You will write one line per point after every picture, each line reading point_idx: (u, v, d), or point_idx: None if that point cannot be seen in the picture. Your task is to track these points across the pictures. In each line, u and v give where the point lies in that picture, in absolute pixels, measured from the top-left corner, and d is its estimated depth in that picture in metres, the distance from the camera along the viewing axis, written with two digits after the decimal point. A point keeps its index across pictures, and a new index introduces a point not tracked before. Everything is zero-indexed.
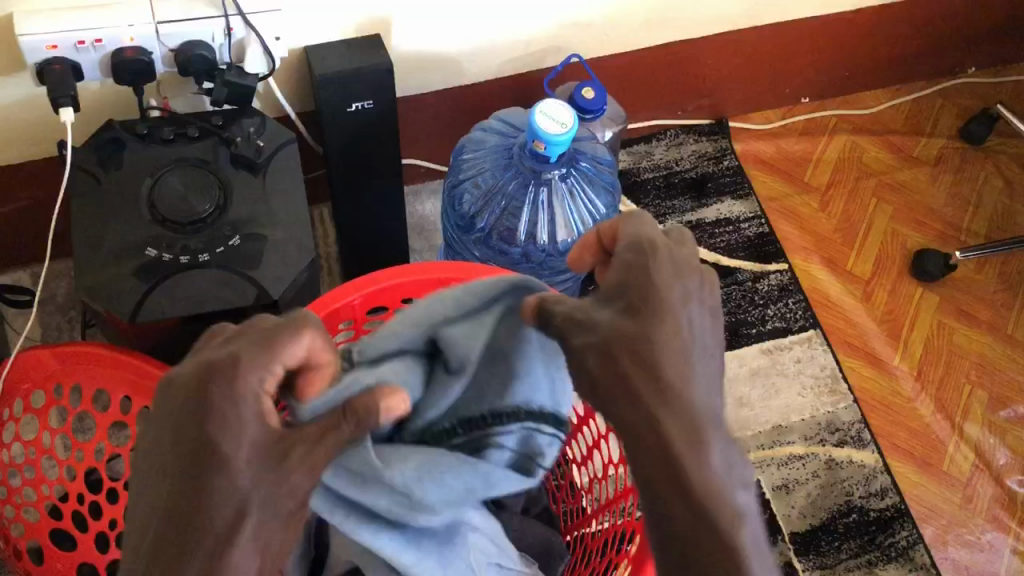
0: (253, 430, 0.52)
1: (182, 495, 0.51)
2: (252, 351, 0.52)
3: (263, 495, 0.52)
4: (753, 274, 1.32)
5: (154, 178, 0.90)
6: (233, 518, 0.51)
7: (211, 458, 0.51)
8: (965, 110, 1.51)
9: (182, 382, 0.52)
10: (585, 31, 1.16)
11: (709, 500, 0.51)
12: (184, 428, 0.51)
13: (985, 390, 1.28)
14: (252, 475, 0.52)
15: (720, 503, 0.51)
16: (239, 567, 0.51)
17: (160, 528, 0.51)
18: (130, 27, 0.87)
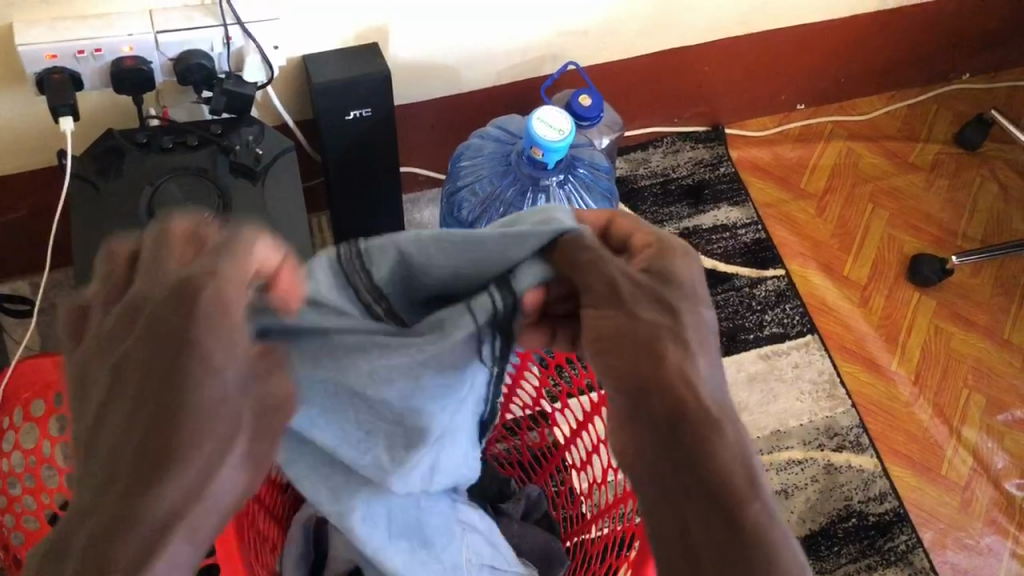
0: (240, 338, 0.48)
1: (155, 432, 0.45)
2: (224, 264, 0.49)
3: (250, 406, 0.48)
4: (751, 280, 1.32)
5: (153, 187, 0.91)
6: (223, 424, 0.46)
7: (190, 387, 0.45)
8: (960, 115, 1.52)
9: (159, 297, 0.48)
10: (582, 39, 1.16)
11: (748, 503, 0.48)
12: (161, 360, 0.46)
13: (983, 393, 1.29)
14: (237, 377, 0.48)
15: (750, 506, 0.48)
16: (226, 481, 0.46)
17: (135, 448, 0.45)
18: (129, 36, 0.88)
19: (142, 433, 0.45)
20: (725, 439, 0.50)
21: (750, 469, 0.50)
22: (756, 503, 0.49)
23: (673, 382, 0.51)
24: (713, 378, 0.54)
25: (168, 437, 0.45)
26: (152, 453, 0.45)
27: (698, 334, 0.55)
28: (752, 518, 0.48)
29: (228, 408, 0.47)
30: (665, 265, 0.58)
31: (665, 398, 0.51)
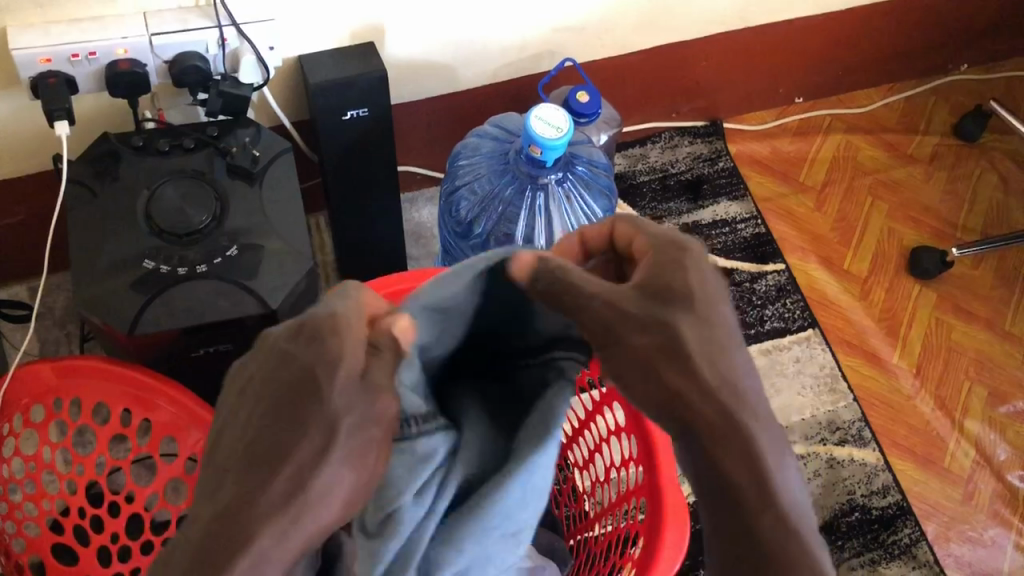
0: (349, 362, 0.45)
1: (267, 433, 0.44)
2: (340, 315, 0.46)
3: (350, 424, 0.45)
4: (750, 275, 1.32)
5: (150, 191, 0.90)
6: (319, 446, 0.44)
7: (313, 392, 0.44)
8: (958, 106, 1.52)
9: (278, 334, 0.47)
10: (578, 35, 1.16)
11: (761, 513, 0.47)
12: (285, 365, 0.45)
13: (985, 385, 1.28)
14: (346, 398, 0.45)
15: (761, 517, 0.47)
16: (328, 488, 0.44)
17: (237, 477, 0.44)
18: (124, 39, 0.87)
19: (253, 437, 0.44)
20: (736, 454, 0.47)
21: (767, 480, 0.47)
22: (768, 514, 0.47)
23: (688, 404, 0.46)
24: (743, 387, 0.47)
25: (280, 441, 0.44)
26: (268, 449, 0.44)
27: (718, 342, 0.47)
28: (766, 530, 0.47)
29: (337, 410, 0.44)
30: (668, 275, 0.48)
31: (687, 422, 0.47)
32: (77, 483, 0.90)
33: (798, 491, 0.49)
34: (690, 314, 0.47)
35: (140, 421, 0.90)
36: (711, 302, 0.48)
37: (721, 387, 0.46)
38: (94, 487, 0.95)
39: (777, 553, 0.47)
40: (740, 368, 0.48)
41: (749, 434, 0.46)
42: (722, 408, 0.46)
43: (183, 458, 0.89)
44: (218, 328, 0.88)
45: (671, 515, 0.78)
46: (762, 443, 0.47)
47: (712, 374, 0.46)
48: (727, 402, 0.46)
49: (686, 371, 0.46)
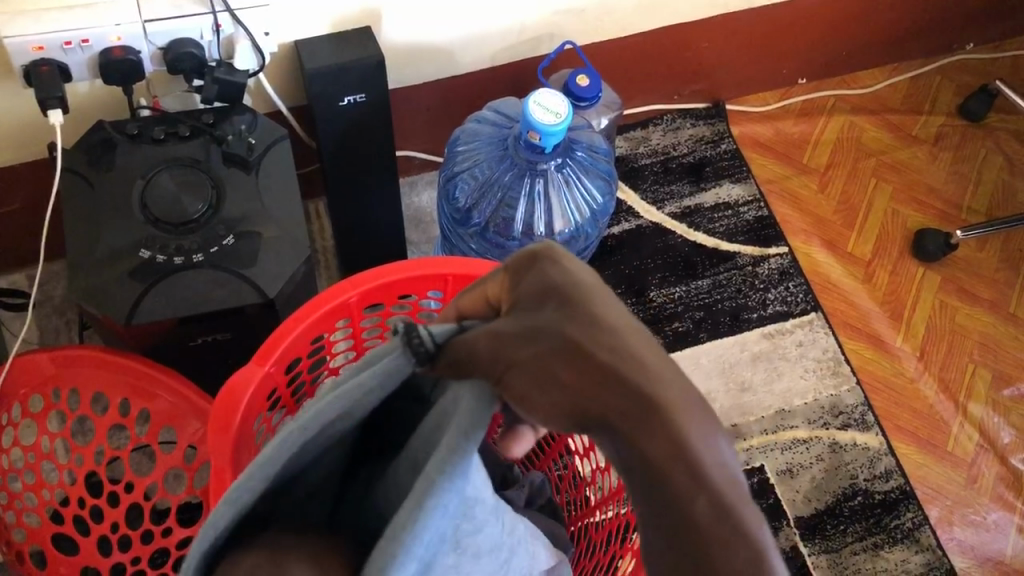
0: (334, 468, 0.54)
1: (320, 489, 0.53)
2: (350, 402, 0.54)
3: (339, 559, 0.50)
4: (753, 258, 1.31)
5: (146, 179, 0.90)
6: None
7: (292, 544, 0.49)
8: (963, 86, 1.50)
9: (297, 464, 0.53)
10: (579, 18, 1.14)
11: (693, 502, 0.37)
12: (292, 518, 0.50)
13: (989, 368, 1.28)
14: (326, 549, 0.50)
15: (693, 504, 0.37)
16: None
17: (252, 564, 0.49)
18: (117, 26, 0.86)
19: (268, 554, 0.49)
20: (655, 446, 0.38)
21: (697, 469, 0.38)
22: (703, 496, 0.37)
23: (586, 390, 0.40)
24: (652, 356, 0.40)
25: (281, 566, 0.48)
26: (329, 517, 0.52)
27: (605, 311, 0.41)
28: (699, 533, 0.37)
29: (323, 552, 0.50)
30: (547, 277, 0.44)
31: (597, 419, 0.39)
32: (77, 474, 0.89)
33: (733, 473, 0.39)
34: (582, 307, 0.41)
35: (140, 411, 0.90)
36: (584, 285, 0.43)
37: (618, 374, 0.39)
38: (94, 476, 0.95)
39: (714, 547, 0.37)
40: (650, 349, 0.41)
41: (660, 417, 0.38)
42: (629, 386, 0.39)
43: (183, 448, 0.89)
44: (216, 316, 0.88)
45: None
46: (681, 428, 0.38)
47: (609, 353, 0.40)
48: (625, 374, 0.39)
49: (581, 361, 0.40)
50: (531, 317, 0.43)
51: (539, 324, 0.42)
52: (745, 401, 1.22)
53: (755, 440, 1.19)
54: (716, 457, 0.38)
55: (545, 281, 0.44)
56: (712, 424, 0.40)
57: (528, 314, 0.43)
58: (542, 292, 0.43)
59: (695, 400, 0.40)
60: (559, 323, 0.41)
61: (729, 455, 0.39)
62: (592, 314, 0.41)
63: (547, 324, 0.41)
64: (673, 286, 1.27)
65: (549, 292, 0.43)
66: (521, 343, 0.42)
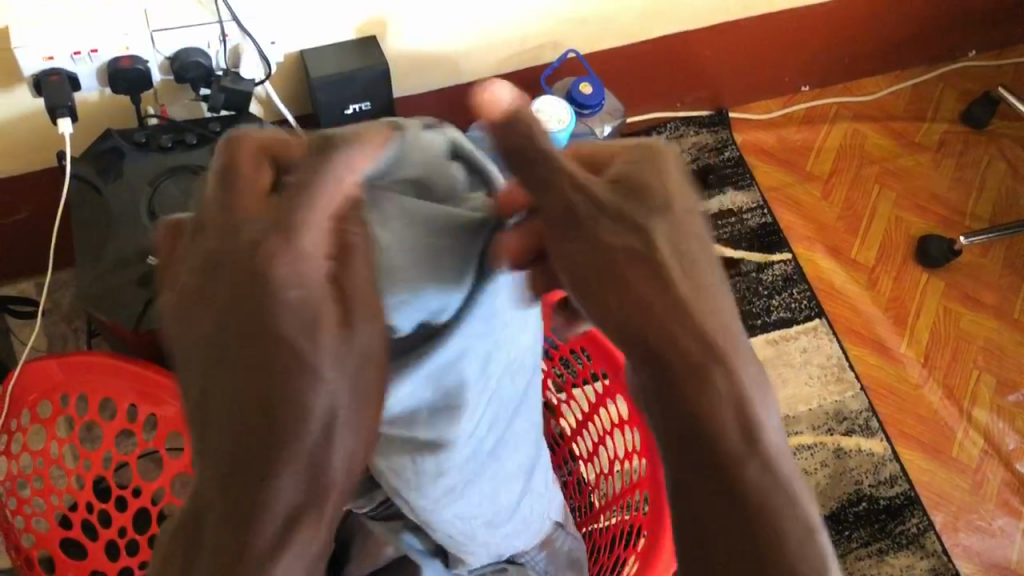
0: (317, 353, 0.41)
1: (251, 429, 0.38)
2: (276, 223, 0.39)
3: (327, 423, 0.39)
4: (757, 265, 1.31)
5: (153, 187, 0.91)
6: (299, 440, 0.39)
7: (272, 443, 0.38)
8: (966, 93, 1.51)
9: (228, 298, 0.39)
10: (582, 27, 1.15)
11: (751, 470, 0.43)
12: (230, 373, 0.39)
13: (994, 374, 1.28)
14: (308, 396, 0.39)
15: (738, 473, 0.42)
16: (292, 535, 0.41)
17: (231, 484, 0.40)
18: (125, 36, 0.88)
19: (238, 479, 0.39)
20: (722, 406, 0.41)
21: (759, 437, 0.43)
22: (755, 462, 0.43)
23: (650, 325, 0.41)
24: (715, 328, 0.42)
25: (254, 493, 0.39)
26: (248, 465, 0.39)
27: (679, 264, 0.41)
28: (738, 487, 0.43)
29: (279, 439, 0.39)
30: (639, 177, 0.43)
31: (659, 353, 0.41)
32: (85, 479, 0.90)
33: (780, 440, 0.44)
34: (661, 217, 0.42)
35: (148, 417, 0.91)
36: (695, 234, 0.43)
37: (697, 311, 0.41)
38: (102, 482, 0.96)
39: (759, 508, 0.43)
40: (712, 288, 0.43)
41: (736, 380, 0.42)
42: (701, 342, 0.41)
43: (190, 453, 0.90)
44: None
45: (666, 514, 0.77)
46: (749, 397, 0.42)
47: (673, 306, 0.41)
48: (674, 337, 0.41)
49: (664, 286, 0.41)
50: (617, 204, 0.41)
51: (617, 213, 0.41)
52: None
53: None
54: (752, 445, 0.42)
55: (636, 167, 0.43)
56: (756, 410, 0.43)
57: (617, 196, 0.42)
58: (628, 179, 0.43)
59: (736, 386, 0.42)
60: (636, 240, 0.42)
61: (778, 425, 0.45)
62: (662, 252, 0.41)
63: (619, 240, 0.41)
64: None
65: (632, 184, 0.42)
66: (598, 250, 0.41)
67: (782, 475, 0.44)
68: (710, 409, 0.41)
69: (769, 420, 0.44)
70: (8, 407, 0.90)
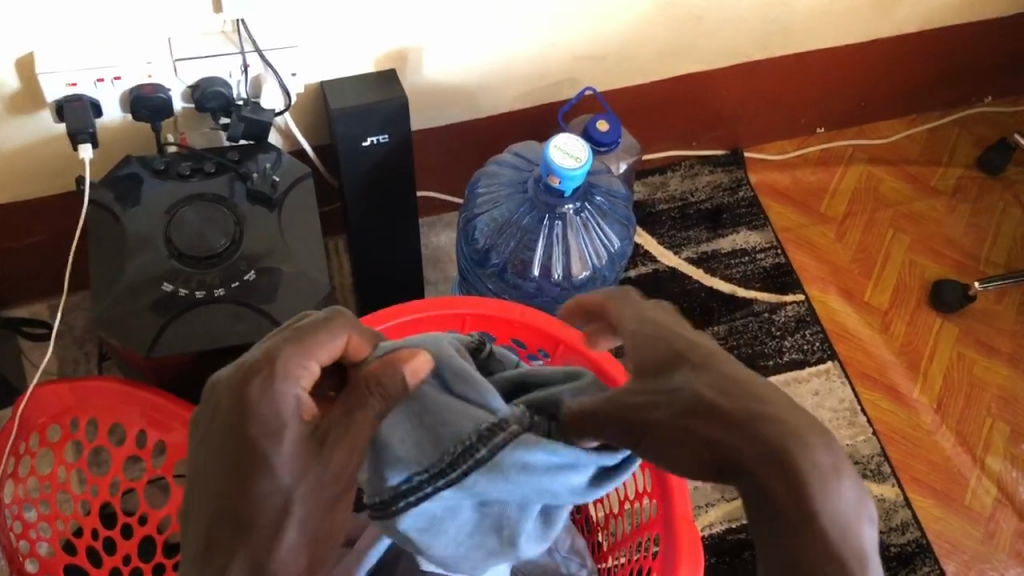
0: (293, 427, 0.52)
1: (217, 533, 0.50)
2: (283, 348, 0.53)
3: (303, 494, 0.51)
4: (770, 305, 1.31)
5: (170, 214, 0.91)
6: (278, 516, 0.50)
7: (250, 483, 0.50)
8: (981, 138, 1.51)
9: (224, 390, 0.52)
10: (600, 64, 1.16)
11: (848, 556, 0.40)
12: (230, 438, 0.51)
13: (1007, 422, 1.27)
14: (294, 473, 0.51)
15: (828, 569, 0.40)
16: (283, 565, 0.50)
17: (211, 532, 0.50)
18: (148, 65, 0.89)
19: (214, 516, 0.50)
20: (797, 493, 0.41)
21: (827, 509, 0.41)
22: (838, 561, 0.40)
23: (707, 437, 0.44)
24: (763, 414, 0.43)
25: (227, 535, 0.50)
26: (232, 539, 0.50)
27: (717, 394, 0.44)
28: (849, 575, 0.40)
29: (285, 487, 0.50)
30: (664, 350, 0.49)
31: (731, 454, 0.43)
32: (91, 504, 0.89)
33: (866, 526, 0.42)
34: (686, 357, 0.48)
35: (157, 443, 0.90)
36: (713, 352, 0.48)
37: (753, 420, 0.43)
38: (108, 508, 0.95)
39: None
40: (767, 395, 0.45)
41: (799, 472, 0.42)
42: (764, 437, 0.42)
43: None
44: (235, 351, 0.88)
45: (687, 551, 0.78)
46: (815, 479, 0.41)
47: (706, 417, 0.44)
48: (713, 438, 0.43)
49: (709, 412, 0.44)
50: (654, 381, 0.48)
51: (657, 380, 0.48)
52: None
53: None
54: (835, 515, 0.41)
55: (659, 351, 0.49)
56: (830, 479, 0.42)
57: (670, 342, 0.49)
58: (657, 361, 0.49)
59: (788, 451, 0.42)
60: (687, 382, 0.46)
61: (868, 508, 0.43)
62: (688, 388, 0.46)
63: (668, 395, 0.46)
64: None
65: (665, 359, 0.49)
66: (647, 406, 0.47)
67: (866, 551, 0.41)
68: (763, 484, 0.42)
69: (858, 501, 0.42)
70: (17, 429, 0.90)
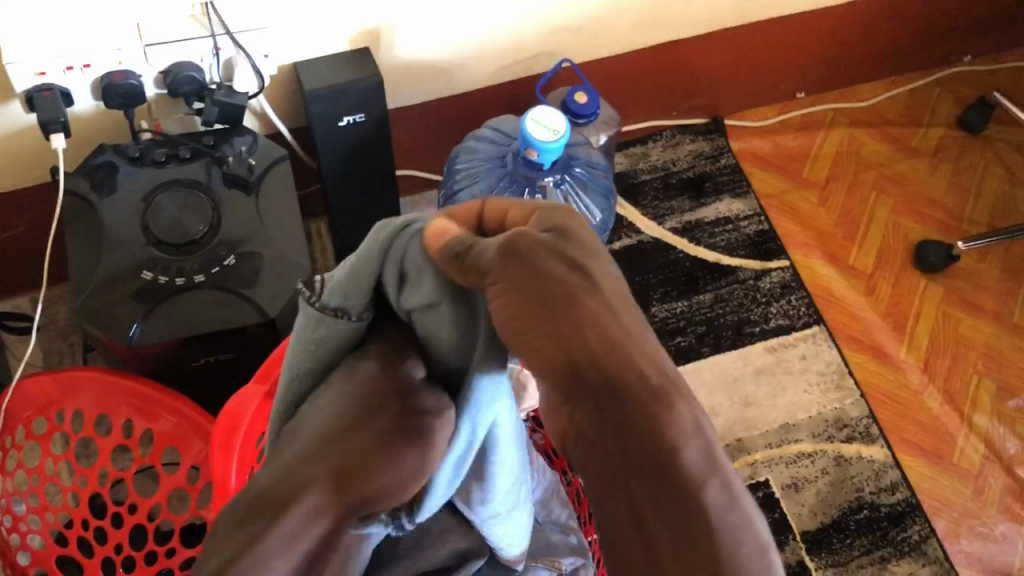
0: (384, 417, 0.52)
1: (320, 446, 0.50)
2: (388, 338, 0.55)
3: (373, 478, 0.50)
4: (754, 272, 1.31)
5: (146, 202, 0.90)
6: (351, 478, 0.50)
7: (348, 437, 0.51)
8: (962, 98, 1.50)
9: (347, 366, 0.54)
10: (577, 36, 1.15)
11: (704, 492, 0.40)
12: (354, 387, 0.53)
13: (993, 379, 1.27)
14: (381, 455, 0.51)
15: (705, 491, 0.40)
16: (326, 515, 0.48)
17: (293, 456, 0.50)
18: (118, 51, 0.88)
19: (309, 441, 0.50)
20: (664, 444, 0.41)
21: (691, 439, 0.42)
22: (713, 484, 0.41)
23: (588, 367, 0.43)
24: (642, 342, 0.44)
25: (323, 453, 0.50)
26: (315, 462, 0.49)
27: (589, 299, 0.44)
28: (704, 512, 0.40)
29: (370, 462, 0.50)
30: (557, 219, 0.48)
31: (611, 393, 0.42)
32: (81, 495, 0.89)
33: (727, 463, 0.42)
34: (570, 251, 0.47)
35: (144, 432, 0.90)
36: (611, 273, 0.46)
37: (628, 334, 0.44)
38: (98, 498, 0.95)
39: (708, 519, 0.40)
40: (637, 320, 0.45)
41: (670, 402, 0.42)
42: (625, 377, 0.42)
43: (187, 467, 0.89)
44: (218, 337, 0.88)
45: None
46: (674, 426, 0.41)
47: (593, 314, 0.44)
48: (600, 349, 0.43)
49: (604, 303, 0.44)
50: (558, 245, 0.46)
51: (551, 249, 0.46)
52: (749, 416, 1.22)
53: (760, 454, 1.19)
54: (694, 457, 0.41)
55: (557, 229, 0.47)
56: (686, 414, 0.42)
57: (543, 238, 0.46)
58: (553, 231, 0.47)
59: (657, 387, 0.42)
60: (573, 278, 0.45)
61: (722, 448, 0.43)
62: (577, 280, 0.44)
63: (554, 271, 0.45)
64: (674, 302, 1.28)
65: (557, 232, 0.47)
66: (542, 267, 0.45)
67: (718, 496, 0.41)
68: (630, 404, 0.42)
69: (709, 443, 0.42)
70: (3, 423, 0.89)
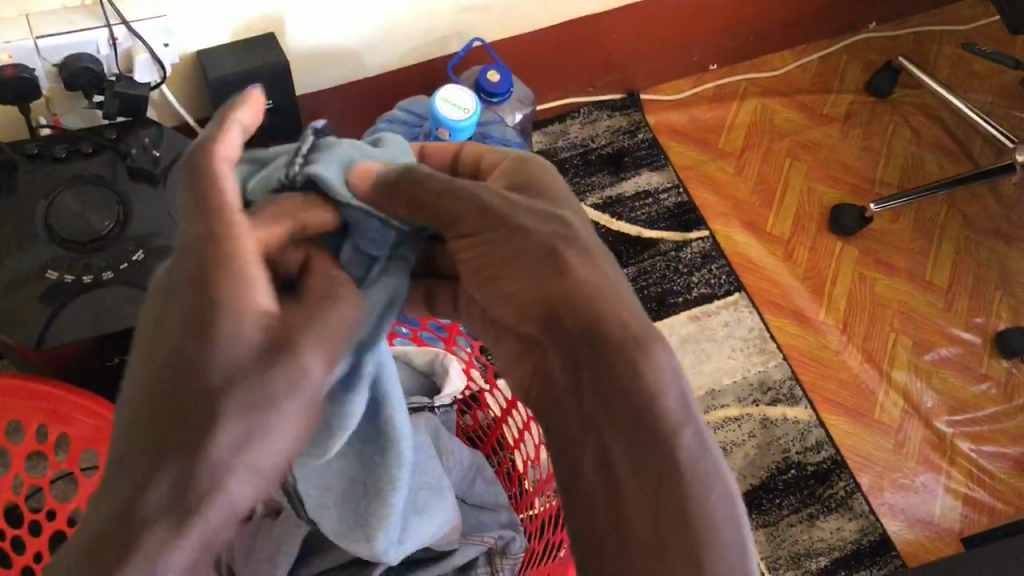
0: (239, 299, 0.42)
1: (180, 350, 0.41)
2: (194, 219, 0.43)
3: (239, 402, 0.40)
4: (675, 244, 1.33)
5: (48, 199, 0.88)
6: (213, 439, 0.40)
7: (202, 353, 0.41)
8: (870, 63, 1.54)
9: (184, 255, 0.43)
10: (486, 14, 1.15)
11: (699, 489, 0.45)
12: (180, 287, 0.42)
13: (909, 335, 1.31)
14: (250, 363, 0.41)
15: (679, 448, 0.45)
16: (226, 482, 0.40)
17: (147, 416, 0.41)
18: (7, 44, 0.85)
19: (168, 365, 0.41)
20: (669, 415, 0.45)
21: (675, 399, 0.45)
22: (687, 438, 0.45)
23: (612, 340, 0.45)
24: (606, 283, 0.47)
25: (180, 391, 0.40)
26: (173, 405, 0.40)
27: (564, 253, 0.47)
28: (684, 490, 0.44)
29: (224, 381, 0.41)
30: (524, 177, 0.53)
31: (599, 349, 0.45)
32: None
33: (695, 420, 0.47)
34: (569, 211, 0.51)
35: (60, 436, 0.88)
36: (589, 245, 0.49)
37: (603, 282, 0.47)
38: (16, 508, 0.92)
39: (692, 475, 0.45)
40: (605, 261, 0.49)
41: (653, 361, 0.45)
42: (612, 331, 0.45)
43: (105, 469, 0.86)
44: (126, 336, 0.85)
45: None
46: (679, 401, 0.45)
47: (572, 256, 0.47)
48: (584, 298, 0.46)
49: (578, 260, 0.47)
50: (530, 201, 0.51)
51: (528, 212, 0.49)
52: None
53: None
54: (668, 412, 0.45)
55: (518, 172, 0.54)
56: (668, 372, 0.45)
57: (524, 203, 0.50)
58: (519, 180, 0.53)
59: (643, 341, 0.45)
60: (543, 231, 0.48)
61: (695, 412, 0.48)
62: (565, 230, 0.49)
63: (521, 220, 0.49)
64: None
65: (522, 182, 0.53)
66: (505, 224, 0.49)
67: (692, 452, 0.45)
68: (609, 358, 0.45)
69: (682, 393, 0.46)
70: None
